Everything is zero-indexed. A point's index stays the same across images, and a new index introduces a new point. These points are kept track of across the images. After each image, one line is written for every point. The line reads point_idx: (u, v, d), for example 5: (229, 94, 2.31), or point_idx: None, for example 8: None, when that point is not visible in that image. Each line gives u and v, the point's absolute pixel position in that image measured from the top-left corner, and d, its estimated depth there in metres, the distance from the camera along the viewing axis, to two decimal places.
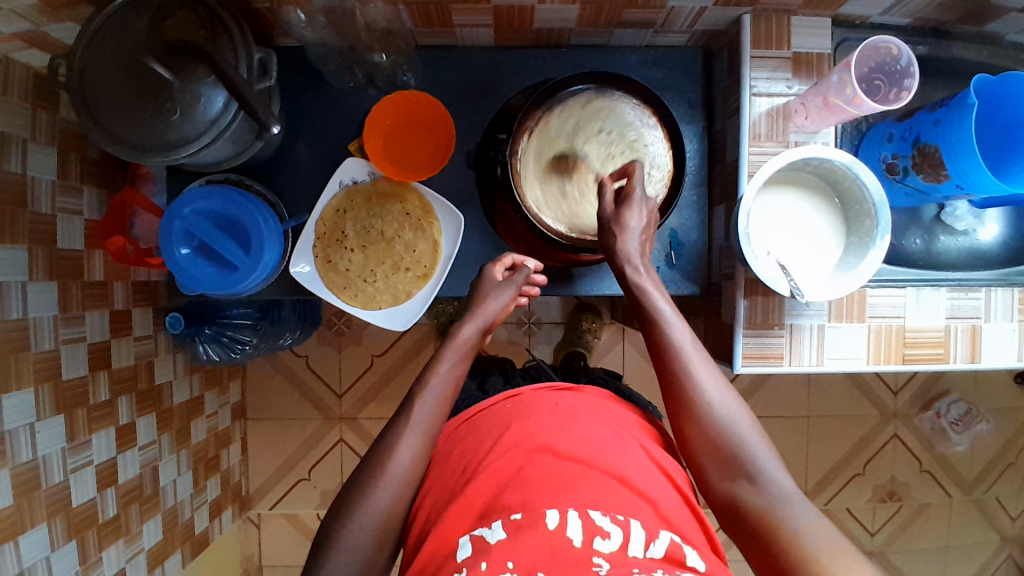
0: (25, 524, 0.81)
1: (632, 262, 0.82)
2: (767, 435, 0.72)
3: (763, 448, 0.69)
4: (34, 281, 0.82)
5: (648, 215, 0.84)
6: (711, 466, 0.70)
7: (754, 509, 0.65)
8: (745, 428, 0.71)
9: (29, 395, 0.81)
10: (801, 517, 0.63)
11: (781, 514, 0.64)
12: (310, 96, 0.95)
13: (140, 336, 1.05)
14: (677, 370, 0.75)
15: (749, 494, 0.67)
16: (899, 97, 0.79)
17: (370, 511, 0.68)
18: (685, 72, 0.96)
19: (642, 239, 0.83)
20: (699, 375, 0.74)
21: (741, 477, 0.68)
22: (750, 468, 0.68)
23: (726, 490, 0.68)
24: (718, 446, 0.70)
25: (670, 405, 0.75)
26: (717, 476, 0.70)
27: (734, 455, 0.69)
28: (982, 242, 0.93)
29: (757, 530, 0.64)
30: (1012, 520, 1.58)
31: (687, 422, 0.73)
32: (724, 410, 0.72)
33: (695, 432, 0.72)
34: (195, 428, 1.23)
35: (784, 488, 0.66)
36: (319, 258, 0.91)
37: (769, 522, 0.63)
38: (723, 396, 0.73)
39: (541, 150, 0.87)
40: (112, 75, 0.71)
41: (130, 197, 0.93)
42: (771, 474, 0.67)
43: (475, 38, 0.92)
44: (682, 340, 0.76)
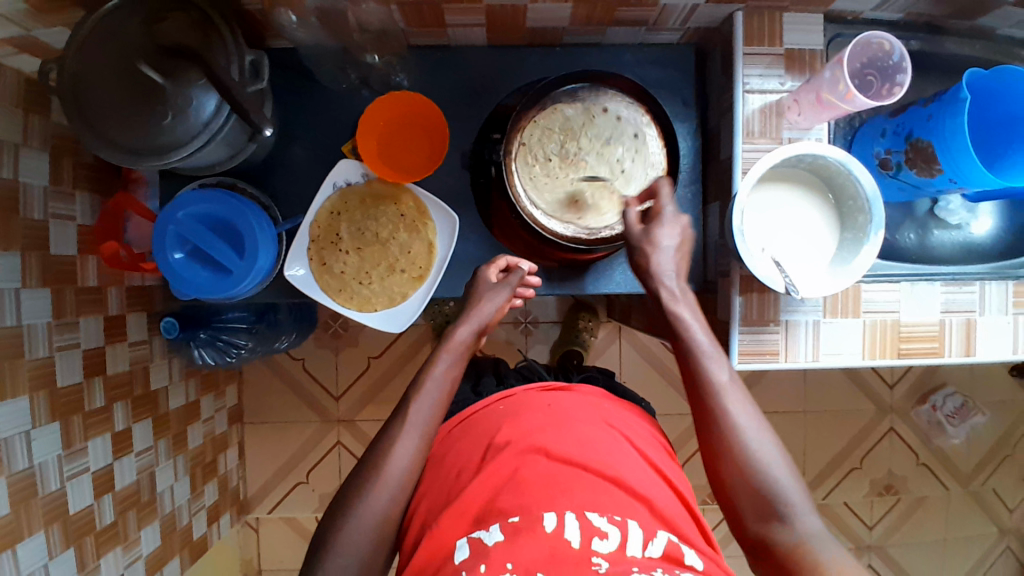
0: (22, 532, 0.81)
1: (666, 282, 0.80)
2: (800, 473, 0.71)
3: (798, 489, 0.69)
4: (27, 287, 0.82)
5: (681, 230, 0.83)
6: (745, 506, 0.70)
7: (790, 553, 0.65)
8: (781, 468, 0.70)
9: (24, 402, 0.81)
10: (838, 564, 0.63)
11: (817, 560, 0.63)
12: (304, 97, 0.94)
13: (135, 341, 1.05)
14: (713, 406, 0.73)
15: (782, 533, 0.67)
16: (891, 92, 0.80)
17: (369, 513, 0.68)
18: (678, 69, 0.96)
19: (675, 258, 0.82)
20: (735, 412, 0.73)
21: (777, 520, 0.67)
22: (786, 511, 0.67)
23: (760, 531, 0.68)
24: (753, 486, 0.69)
25: (703, 438, 0.74)
26: (751, 516, 0.69)
27: (771, 498, 0.68)
28: (976, 236, 0.94)
29: (790, 570, 0.64)
30: (1009, 511, 1.58)
31: (723, 460, 0.72)
32: (760, 449, 0.71)
33: (731, 470, 0.71)
34: (192, 432, 1.22)
35: (818, 531, 0.66)
36: (314, 261, 0.90)
37: (804, 567, 0.63)
38: (759, 432, 0.72)
39: (546, 138, 0.86)
40: (104, 79, 0.70)
41: (123, 202, 0.93)
42: (805, 516, 0.67)
43: (469, 38, 0.92)
44: (718, 374, 0.75)
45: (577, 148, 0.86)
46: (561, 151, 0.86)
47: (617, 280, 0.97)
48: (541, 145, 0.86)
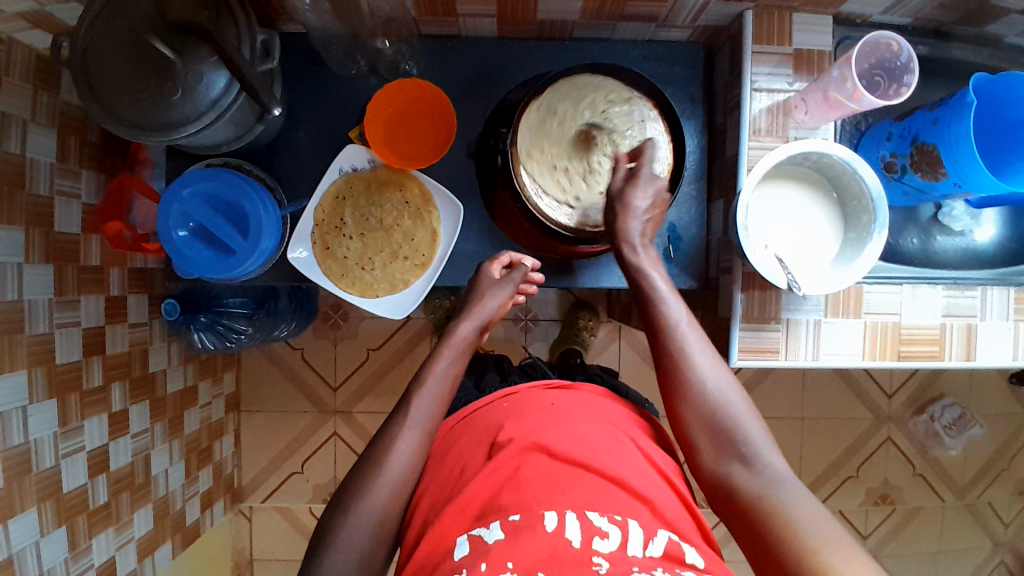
0: (15, 508, 0.80)
1: (631, 240, 0.83)
2: (757, 411, 0.73)
3: (755, 426, 0.71)
4: (30, 263, 0.82)
5: (658, 194, 0.84)
6: (703, 443, 0.71)
7: (744, 488, 0.67)
8: (738, 404, 0.72)
9: (22, 377, 0.81)
10: (794, 501, 0.64)
11: (772, 495, 0.65)
12: (312, 82, 0.95)
13: (135, 323, 1.05)
14: (672, 347, 0.76)
15: (740, 473, 0.68)
16: (899, 93, 0.80)
17: (365, 499, 0.68)
18: (686, 67, 0.96)
19: (644, 219, 0.83)
20: (694, 352, 0.75)
21: (734, 457, 0.69)
22: (742, 446, 0.69)
23: (717, 469, 0.70)
24: (710, 422, 0.71)
25: (663, 380, 0.76)
26: (710, 453, 0.71)
27: (728, 432, 0.70)
28: (978, 243, 0.94)
29: (748, 509, 0.66)
30: (1005, 526, 1.58)
31: (683, 403, 0.73)
32: (718, 387, 0.73)
33: (688, 409, 0.73)
34: (188, 417, 1.22)
35: (777, 470, 0.67)
36: (317, 245, 0.90)
37: (760, 502, 0.65)
38: (716, 372, 0.74)
39: (588, 100, 0.86)
40: (114, 54, 0.71)
41: (128, 181, 0.94)
42: (762, 452, 0.69)
43: (479, 29, 0.92)
44: (679, 319, 0.77)
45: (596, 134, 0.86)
46: (592, 123, 0.86)
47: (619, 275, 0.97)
48: (563, 109, 0.85)
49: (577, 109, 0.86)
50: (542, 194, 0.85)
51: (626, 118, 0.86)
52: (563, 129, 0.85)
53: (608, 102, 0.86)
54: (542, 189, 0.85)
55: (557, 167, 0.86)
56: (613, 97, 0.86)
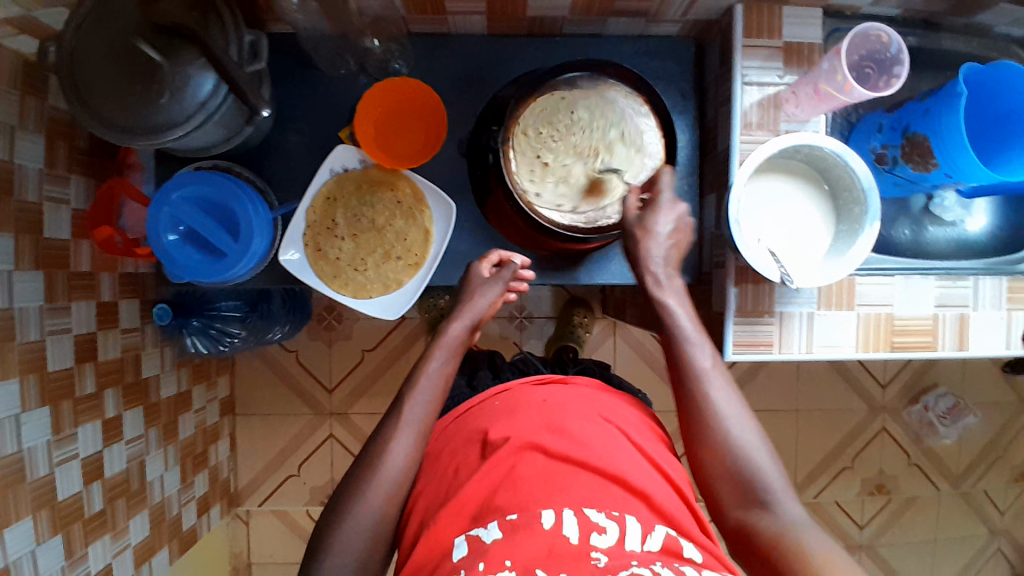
0: (10, 518, 0.80)
1: (652, 269, 0.83)
2: (780, 460, 0.72)
3: (779, 477, 0.70)
4: (19, 270, 0.81)
5: (678, 218, 0.85)
6: (727, 492, 0.71)
7: (767, 536, 0.66)
8: (763, 454, 0.71)
9: (13, 385, 0.80)
10: (819, 549, 0.63)
11: (795, 542, 0.64)
12: (302, 83, 0.94)
13: (127, 328, 1.04)
14: (697, 391, 0.75)
15: (763, 521, 0.67)
16: (888, 84, 0.80)
17: (364, 501, 0.68)
18: (678, 61, 0.96)
19: (666, 244, 0.84)
20: (720, 399, 0.74)
21: (757, 504, 0.68)
22: (765, 495, 0.68)
23: (740, 517, 0.69)
24: (734, 470, 0.70)
25: (687, 426, 0.75)
26: (732, 501, 0.70)
27: (753, 482, 0.69)
28: (970, 233, 0.94)
29: (772, 558, 0.65)
30: (1000, 514, 1.59)
31: (707, 450, 0.72)
32: (743, 435, 0.72)
33: (713, 457, 0.72)
34: (182, 422, 1.21)
35: (801, 519, 0.67)
36: (309, 247, 0.90)
37: (782, 548, 0.64)
38: (741, 418, 0.73)
39: (603, 108, 0.86)
40: (100, 58, 0.70)
41: (118, 186, 0.92)
42: (786, 501, 0.68)
43: (469, 26, 0.92)
44: (703, 361, 0.76)
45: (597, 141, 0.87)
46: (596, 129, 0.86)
47: (613, 271, 0.97)
48: (575, 108, 0.86)
49: (586, 113, 0.86)
50: (520, 180, 0.85)
51: (630, 134, 0.87)
52: (563, 126, 0.86)
53: (619, 115, 0.87)
54: (522, 177, 0.85)
55: (544, 158, 0.85)
56: (625, 112, 0.87)
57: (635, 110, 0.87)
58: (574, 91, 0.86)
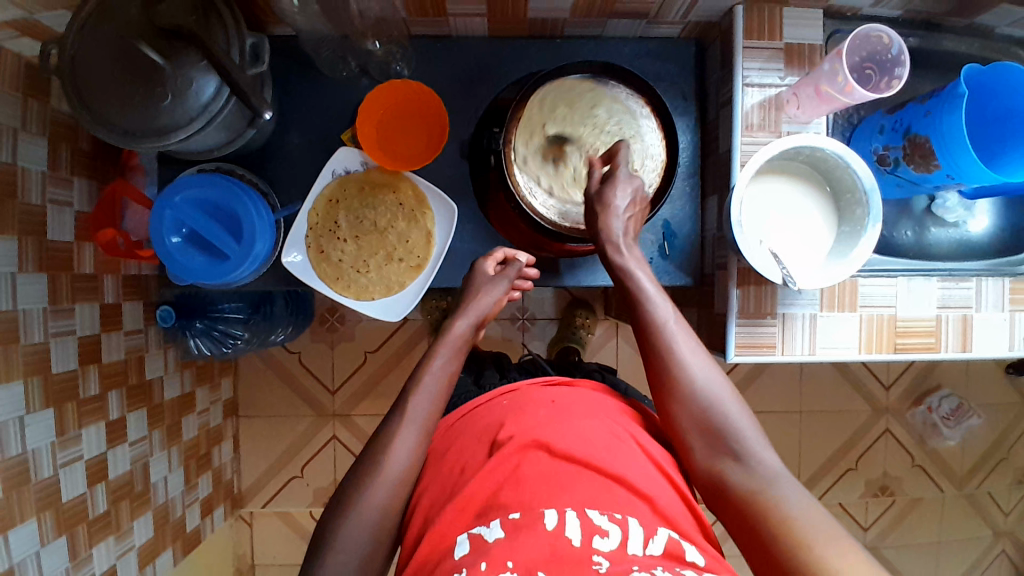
0: (15, 519, 0.80)
1: (614, 237, 0.82)
2: (748, 409, 0.73)
3: (748, 424, 0.71)
4: (23, 272, 0.81)
5: (636, 193, 0.83)
6: (698, 444, 0.71)
7: (739, 484, 0.67)
8: (730, 402, 0.72)
9: (17, 388, 0.80)
10: (789, 498, 0.64)
11: (767, 492, 0.65)
12: (304, 85, 0.95)
13: (131, 330, 1.04)
14: (662, 348, 0.75)
15: (734, 469, 0.68)
16: (890, 85, 0.80)
17: (365, 502, 0.68)
18: (678, 63, 0.96)
19: (626, 216, 0.82)
20: (684, 354, 0.74)
21: (727, 453, 0.69)
22: (734, 443, 0.69)
23: (711, 466, 0.70)
24: (702, 421, 0.71)
25: (653, 382, 0.76)
26: (703, 452, 0.71)
27: (722, 432, 0.70)
28: (972, 234, 0.94)
29: (745, 506, 0.66)
30: (1005, 515, 1.59)
31: (675, 404, 0.73)
32: (709, 386, 0.72)
33: (680, 411, 0.72)
34: (186, 424, 1.21)
35: (771, 466, 0.68)
36: (311, 248, 0.90)
37: (755, 501, 0.65)
38: (707, 370, 0.74)
39: (620, 117, 0.89)
40: (104, 61, 0.70)
41: (120, 188, 0.94)
42: (755, 448, 0.69)
43: (470, 28, 0.92)
44: (667, 318, 0.77)
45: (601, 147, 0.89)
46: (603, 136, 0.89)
47: None
48: (597, 111, 0.89)
49: (603, 119, 0.89)
50: (518, 150, 0.86)
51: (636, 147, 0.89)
52: (576, 114, 0.88)
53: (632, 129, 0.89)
54: (521, 149, 0.86)
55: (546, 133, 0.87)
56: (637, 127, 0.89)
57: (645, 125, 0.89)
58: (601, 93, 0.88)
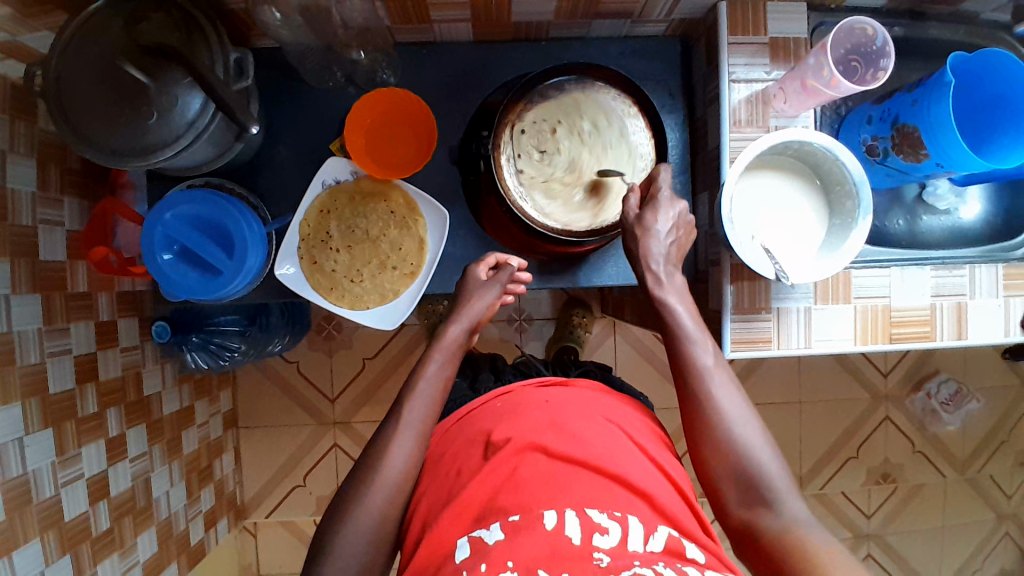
0: (18, 540, 0.80)
1: (653, 267, 0.82)
2: (783, 457, 0.73)
3: (782, 475, 0.70)
4: (17, 294, 0.81)
5: (679, 218, 0.84)
6: (729, 491, 0.71)
7: (771, 535, 0.67)
8: (763, 450, 0.72)
9: (16, 410, 0.80)
10: (823, 546, 0.63)
11: (798, 540, 0.65)
12: (291, 96, 0.94)
13: (127, 347, 1.04)
14: (699, 390, 0.75)
15: (767, 520, 0.68)
16: (876, 77, 0.80)
17: (367, 513, 0.68)
18: (664, 60, 0.96)
19: (666, 242, 0.83)
20: (722, 398, 0.74)
21: (760, 504, 0.69)
22: (768, 493, 0.69)
23: (745, 515, 0.70)
24: (736, 469, 0.71)
25: (688, 424, 0.76)
26: (737, 501, 0.71)
27: (755, 482, 0.70)
28: (964, 220, 0.94)
29: (773, 554, 0.65)
30: (1007, 497, 1.59)
31: (710, 449, 0.73)
32: (744, 433, 0.72)
33: (715, 456, 0.72)
34: (186, 437, 1.21)
35: (804, 518, 0.67)
36: (304, 260, 0.90)
37: (785, 547, 0.65)
38: (743, 417, 0.73)
39: (612, 125, 0.88)
40: (88, 81, 0.70)
41: (110, 206, 0.93)
42: (789, 501, 0.69)
43: (454, 34, 0.92)
44: (704, 359, 0.76)
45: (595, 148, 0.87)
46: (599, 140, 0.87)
47: (608, 273, 0.97)
48: (601, 113, 0.87)
49: (604, 125, 0.87)
50: (523, 121, 0.85)
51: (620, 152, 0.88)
52: (585, 113, 0.87)
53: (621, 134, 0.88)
54: (524, 123, 0.85)
55: (554, 125, 0.86)
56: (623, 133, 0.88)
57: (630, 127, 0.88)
58: (607, 94, 0.87)
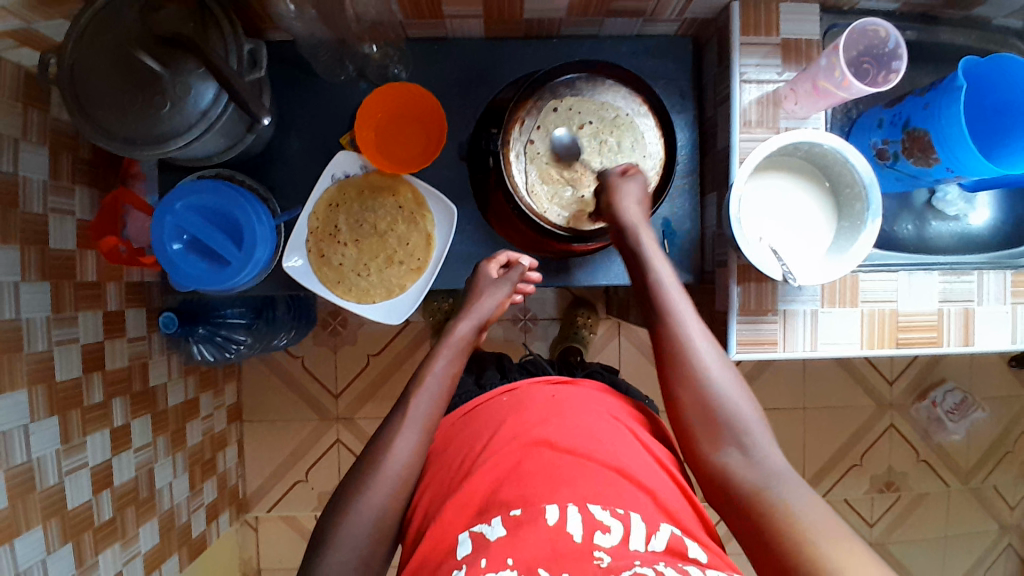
0: (21, 527, 0.80)
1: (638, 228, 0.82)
2: (759, 405, 0.73)
3: (755, 417, 0.71)
4: (26, 281, 0.82)
5: (642, 194, 0.83)
6: (701, 433, 0.71)
7: (742, 478, 0.67)
8: (737, 393, 0.72)
9: (23, 396, 0.81)
10: (789, 491, 0.64)
11: (768, 484, 0.65)
12: (302, 90, 0.95)
13: (134, 337, 1.05)
14: (677, 335, 0.75)
15: (739, 464, 0.68)
16: (887, 79, 0.80)
17: (369, 505, 0.68)
18: (675, 61, 0.96)
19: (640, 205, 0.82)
20: (696, 341, 0.75)
21: (731, 444, 0.69)
22: (742, 436, 0.69)
23: (716, 457, 0.70)
24: (711, 411, 0.71)
25: (664, 370, 0.76)
26: (709, 444, 0.71)
27: (726, 424, 0.70)
28: (973, 226, 0.94)
29: (745, 502, 0.66)
30: (1011, 508, 1.58)
31: (686, 392, 0.73)
32: (718, 376, 0.73)
33: (691, 399, 0.72)
34: (190, 429, 1.22)
35: (774, 462, 0.68)
36: (312, 253, 0.90)
37: (757, 493, 0.65)
38: (718, 362, 0.74)
39: (629, 131, 0.88)
40: (103, 69, 0.71)
41: (122, 195, 0.93)
42: (761, 444, 0.69)
43: (467, 30, 0.92)
44: (681, 309, 0.77)
45: (609, 150, 0.88)
46: (613, 142, 0.88)
47: (615, 272, 0.97)
48: (622, 113, 0.87)
49: (623, 131, 0.88)
50: (561, 102, 0.86)
51: (630, 156, 0.88)
52: (613, 114, 0.87)
53: (634, 139, 0.88)
54: (559, 104, 0.86)
55: (587, 119, 0.86)
56: (634, 137, 0.88)
57: (644, 133, 0.88)
58: (629, 100, 0.87)
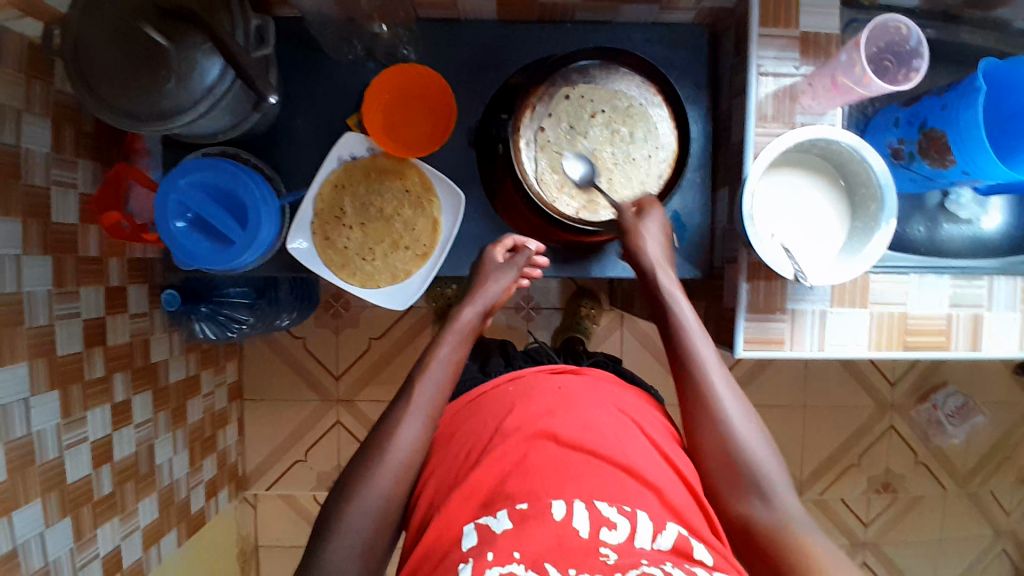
0: (19, 500, 0.80)
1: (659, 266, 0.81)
2: (778, 450, 0.72)
3: (777, 467, 0.69)
4: (28, 254, 0.81)
5: (662, 228, 0.82)
6: (723, 480, 0.70)
7: (764, 526, 0.66)
8: (758, 443, 0.71)
9: (23, 369, 0.81)
10: (814, 540, 0.64)
11: (792, 532, 0.64)
12: (310, 69, 0.93)
13: (136, 313, 1.04)
14: (698, 378, 0.74)
15: (761, 513, 0.67)
16: (908, 78, 0.78)
17: (368, 492, 0.67)
18: (691, 51, 0.94)
19: (661, 244, 0.81)
20: (718, 387, 0.73)
21: (753, 493, 0.68)
22: (762, 483, 0.68)
23: (738, 506, 0.68)
24: (731, 458, 0.70)
25: (686, 414, 0.75)
26: (730, 492, 0.69)
27: (749, 473, 0.69)
28: (985, 230, 0.93)
29: (769, 549, 0.64)
30: (1007, 513, 1.58)
31: (707, 439, 0.72)
32: (740, 424, 0.71)
33: (712, 444, 0.71)
34: (191, 406, 1.22)
35: (796, 511, 0.67)
36: (316, 236, 0.89)
37: (779, 540, 0.64)
38: (740, 410, 0.72)
39: (642, 121, 0.86)
40: (107, 42, 0.69)
41: (124, 171, 0.91)
42: (783, 493, 0.68)
43: (479, 12, 0.90)
44: (704, 354, 0.75)
45: (622, 141, 0.86)
46: (625, 133, 0.86)
47: (622, 264, 0.96)
48: (635, 104, 0.86)
49: (636, 121, 0.86)
50: (574, 89, 0.85)
51: (643, 148, 0.87)
52: (625, 104, 0.86)
53: (647, 130, 0.87)
54: (571, 91, 0.85)
55: (599, 107, 0.85)
56: (647, 128, 0.86)
57: (658, 123, 0.87)
58: (642, 90, 0.86)
